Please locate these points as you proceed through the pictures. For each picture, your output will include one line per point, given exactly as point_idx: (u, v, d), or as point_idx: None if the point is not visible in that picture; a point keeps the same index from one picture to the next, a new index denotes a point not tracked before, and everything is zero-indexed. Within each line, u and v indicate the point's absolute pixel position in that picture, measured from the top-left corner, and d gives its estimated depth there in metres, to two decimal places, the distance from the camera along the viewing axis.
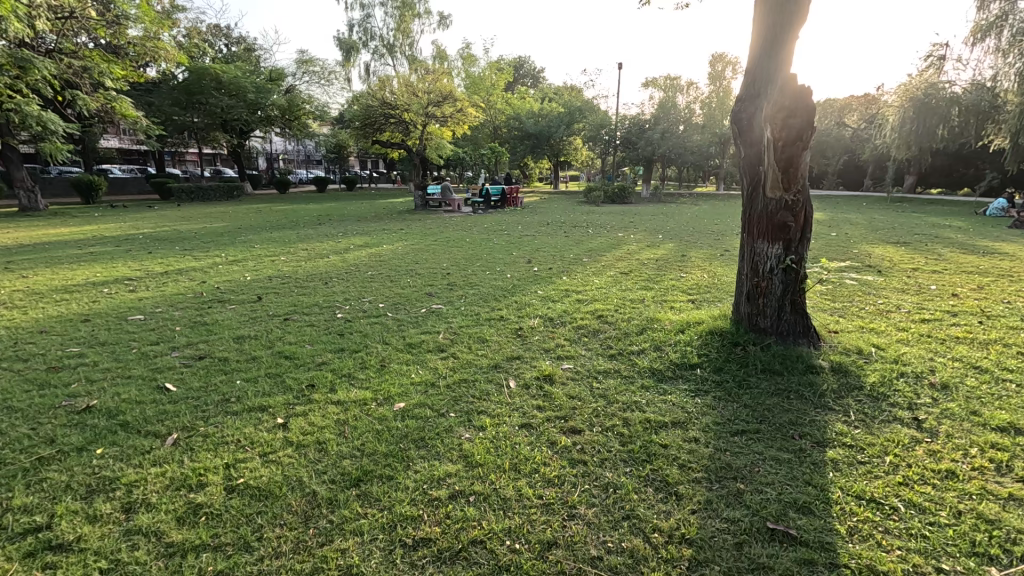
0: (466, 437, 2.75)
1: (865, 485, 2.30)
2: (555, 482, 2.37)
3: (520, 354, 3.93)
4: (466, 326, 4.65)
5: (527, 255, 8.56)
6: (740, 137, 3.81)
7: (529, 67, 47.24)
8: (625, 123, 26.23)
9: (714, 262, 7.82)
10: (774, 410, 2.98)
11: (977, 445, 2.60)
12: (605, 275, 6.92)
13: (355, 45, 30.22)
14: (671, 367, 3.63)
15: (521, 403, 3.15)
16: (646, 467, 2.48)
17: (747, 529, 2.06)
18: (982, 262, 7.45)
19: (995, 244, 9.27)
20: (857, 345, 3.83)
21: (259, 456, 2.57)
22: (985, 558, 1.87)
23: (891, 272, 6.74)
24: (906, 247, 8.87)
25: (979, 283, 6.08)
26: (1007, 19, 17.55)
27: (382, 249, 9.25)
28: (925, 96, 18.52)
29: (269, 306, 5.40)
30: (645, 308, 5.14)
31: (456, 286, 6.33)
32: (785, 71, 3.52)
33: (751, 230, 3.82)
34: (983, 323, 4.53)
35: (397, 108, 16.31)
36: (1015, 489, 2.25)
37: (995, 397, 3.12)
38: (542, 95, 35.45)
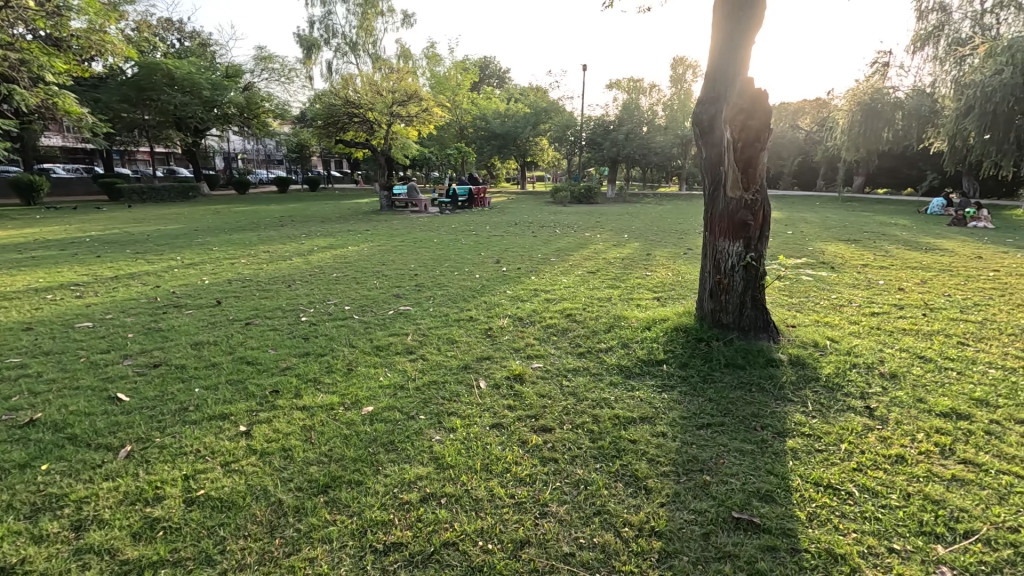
0: (436, 439, 2.73)
1: (822, 472, 2.40)
2: (525, 481, 2.37)
3: (490, 354, 3.93)
4: (434, 327, 4.63)
5: (495, 255, 8.57)
6: (701, 138, 3.91)
7: (494, 67, 47.25)
8: (590, 124, 26.56)
9: (678, 261, 8.01)
10: (737, 403, 3.07)
11: (923, 430, 2.75)
12: (572, 274, 6.99)
13: (316, 42, 29.55)
14: (638, 363, 3.70)
15: (492, 402, 3.15)
16: (615, 462, 2.51)
17: (713, 519, 2.11)
18: (925, 258, 7.90)
19: (936, 241, 9.83)
20: (813, 339, 3.99)
21: (220, 466, 2.48)
22: (932, 536, 1.99)
23: (843, 268, 7.07)
24: (856, 245, 9.32)
25: (922, 278, 6.44)
26: (944, 30, 18.71)
27: (348, 250, 9.10)
28: (872, 100, 19.44)
29: (229, 310, 5.22)
30: (612, 307, 5.21)
31: (424, 287, 6.28)
32: (743, 73, 3.63)
33: (712, 229, 3.92)
34: (926, 316, 4.80)
35: (361, 107, 16.03)
36: (957, 470, 2.40)
37: (938, 384, 3.32)
38: (508, 95, 35.50)
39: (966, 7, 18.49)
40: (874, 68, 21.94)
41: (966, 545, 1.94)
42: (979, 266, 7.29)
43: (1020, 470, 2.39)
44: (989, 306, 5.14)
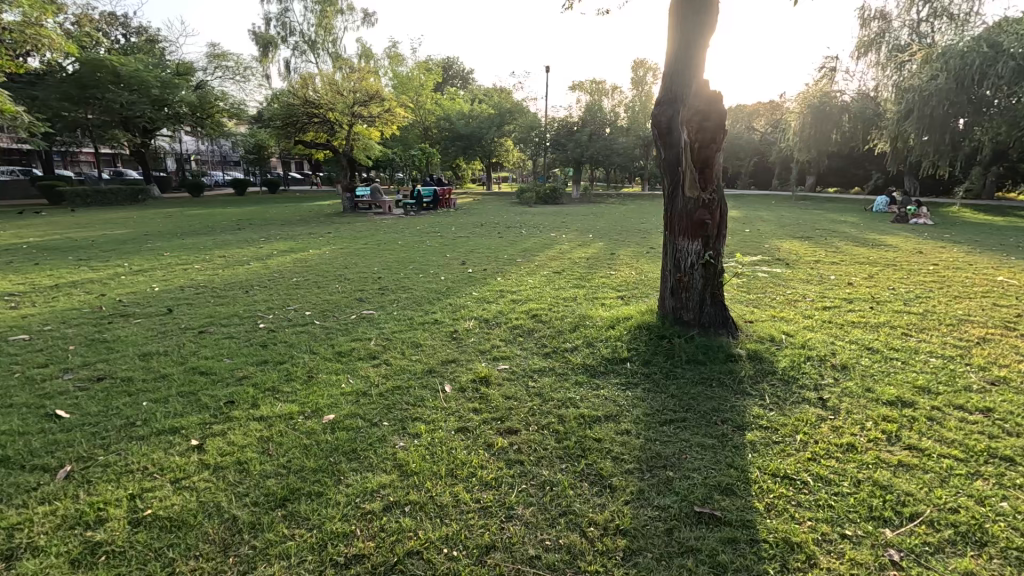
0: (400, 446, 2.67)
1: (779, 463, 2.47)
2: (492, 485, 2.35)
3: (455, 357, 3.89)
4: (399, 331, 4.55)
5: (460, 257, 8.52)
6: (660, 139, 3.97)
7: (457, 68, 47.03)
8: (554, 125, 26.76)
9: (641, 260, 8.15)
10: (699, 399, 3.14)
11: (871, 418, 2.88)
12: (538, 274, 7.01)
13: (273, 40, 28.71)
14: (602, 362, 3.74)
15: (457, 406, 3.11)
16: (581, 462, 2.52)
17: (676, 514, 2.14)
18: (872, 254, 8.30)
19: (882, 237, 10.34)
20: (769, 334, 4.12)
21: (171, 483, 2.36)
22: (881, 521, 2.08)
23: (797, 265, 7.33)
24: (810, 242, 9.69)
25: (870, 273, 6.75)
26: (885, 37, 19.74)
27: (309, 254, 8.86)
28: (821, 104, 20.35)
29: (181, 318, 4.98)
30: (578, 306, 5.25)
31: (388, 290, 6.17)
32: (699, 77, 3.71)
33: (672, 228, 3.99)
34: (874, 309, 5.04)
35: (321, 107, 15.66)
36: (903, 456, 2.52)
37: (885, 373, 3.48)
38: (472, 96, 35.39)
39: (905, 15, 19.57)
40: (822, 72, 22.93)
41: (911, 528, 2.03)
42: (921, 260, 7.70)
43: (960, 453, 2.53)
44: (929, 298, 5.44)
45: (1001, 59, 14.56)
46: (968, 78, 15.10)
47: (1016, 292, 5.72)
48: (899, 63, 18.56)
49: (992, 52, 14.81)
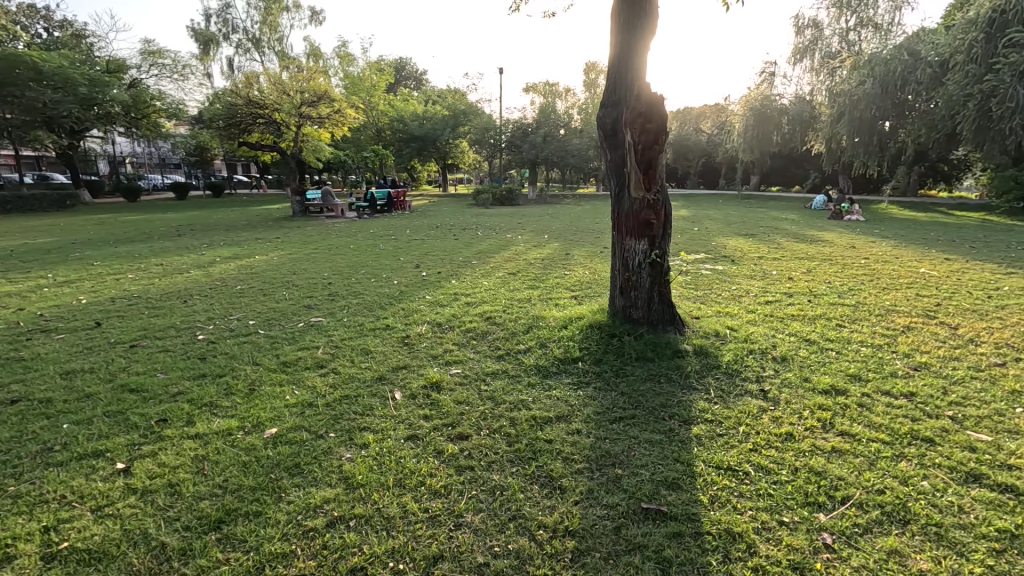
0: (347, 457, 2.59)
1: (722, 455, 2.55)
2: (441, 493, 2.31)
3: (407, 363, 3.82)
4: (348, 338, 4.42)
5: (415, 260, 8.40)
6: (606, 140, 4.03)
7: (411, 69, 46.43)
8: (509, 127, 26.84)
9: (595, 259, 8.27)
10: (647, 395, 3.20)
11: (808, 408, 3.01)
12: (493, 276, 7.00)
13: (214, 37, 27.46)
14: (555, 362, 3.75)
15: (408, 414, 3.04)
16: (532, 464, 2.52)
17: (624, 512, 2.16)
18: (810, 249, 8.74)
19: (819, 233, 10.93)
20: (715, 329, 4.26)
21: (92, 512, 2.19)
22: (816, 506, 2.17)
23: (742, 261, 7.61)
24: (753, 239, 10.12)
25: (808, 268, 7.11)
26: (817, 44, 20.89)
27: (255, 260, 8.50)
28: (762, 106, 21.30)
29: (110, 332, 4.66)
30: (532, 307, 5.27)
31: (339, 296, 5.99)
32: (641, 80, 3.80)
33: (620, 228, 4.06)
34: (811, 302, 5.30)
35: (266, 107, 15.08)
36: (836, 442, 2.65)
37: (821, 363, 3.66)
38: (426, 97, 35.02)
39: (835, 24, 20.68)
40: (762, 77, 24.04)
41: (842, 511, 2.13)
42: (854, 255, 8.17)
43: (886, 437, 2.68)
44: (860, 291, 5.77)
45: (919, 67, 15.70)
46: (892, 84, 16.21)
47: (936, 282, 6.17)
48: (831, 68, 19.86)
49: (913, 59, 15.93)
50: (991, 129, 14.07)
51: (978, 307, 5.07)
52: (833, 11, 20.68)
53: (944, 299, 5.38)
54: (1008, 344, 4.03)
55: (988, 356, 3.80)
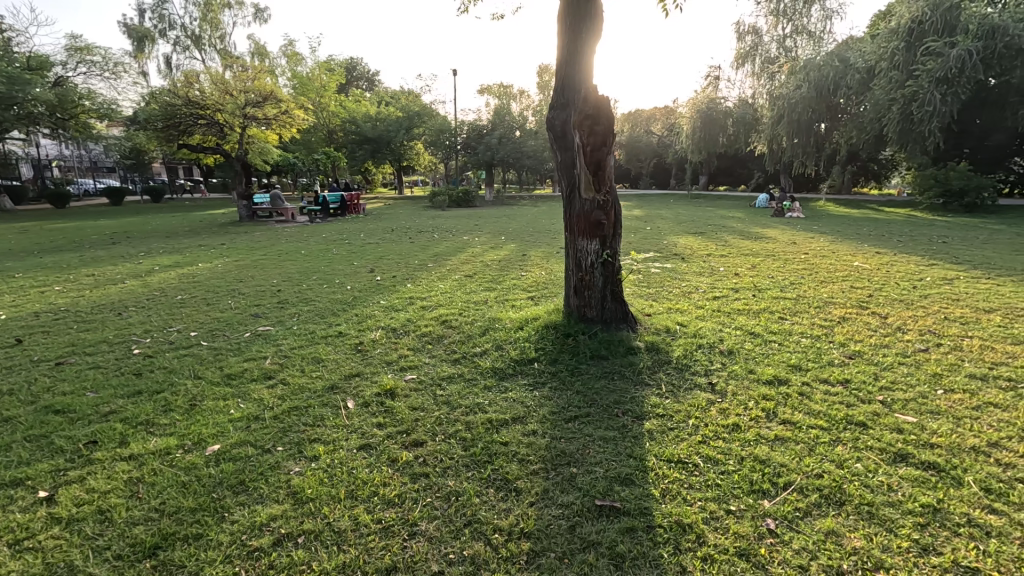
0: (296, 471, 2.49)
1: (673, 449, 2.61)
2: (394, 502, 2.26)
3: (360, 371, 3.72)
4: (297, 347, 4.27)
5: (370, 264, 8.23)
6: (555, 142, 4.07)
7: (362, 69, 45.44)
8: (464, 128, 26.71)
9: (551, 260, 8.35)
10: (602, 392, 3.25)
11: (753, 398, 3.14)
12: (449, 279, 6.94)
13: (149, 33, 25.98)
14: (511, 364, 3.75)
15: (360, 422, 2.96)
16: (487, 467, 2.50)
17: (580, 510, 2.18)
18: (755, 246, 9.12)
19: (763, 231, 11.45)
20: (665, 325, 4.38)
21: (9, 546, 2.02)
22: (760, 493, 2.26)
23: (692, 259, 7.84)
24: (702, 237, 10.48)
25: (753, 264, 7.43)
26: (757, 50, 21.93)
27: (197, 268, 8.11)
28: (708, 109, 22.10)
29: (33, 350, 4.31)
30: (488, 309, 5.26)
31: (288, 303, 5.78)
32: (588, 82, 3.85)
33: (572, 229, 4.10)
34: (755, 296, 5.53)
35: (207, 108, 14.39)
36: (779, 430, 2.77)
37: (764, 355, 3.82)
38: (378, 98, 34.36)
39: (773, 32, 21.64)
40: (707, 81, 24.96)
41: (785, 496, 2.23)
42: (794, 251, 8.59)
43: (824, 423, 2.83)
44: (801, 284, 6.07)
45: (849, 73, 16.78)
46: (825, 89, 17.24)
47: (868, 275, 6.57)
48: (770, 74, 20.95)
49: (843, 65, 16.99)
50: (912, 131, 15.20)
51: (904, 297, 5.43)
52: (770, 18, 21.68)
53: (875, 290, 5.74)
54: (930, 331, 4.34)
55: (913, 342, 4.08)
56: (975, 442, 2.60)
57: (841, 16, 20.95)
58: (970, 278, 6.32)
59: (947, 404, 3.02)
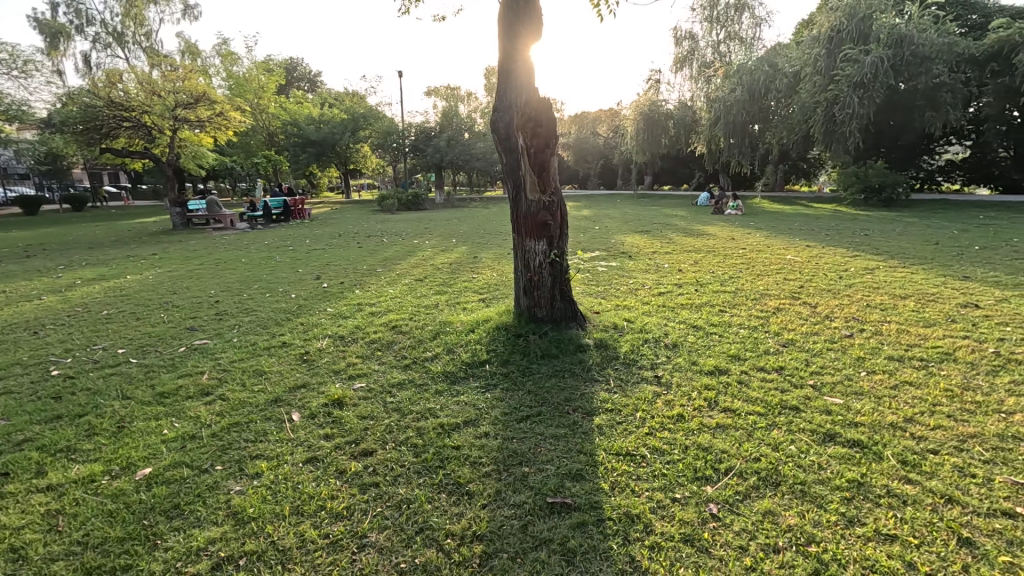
0: (237, 490, 2.38)
1: (621, 442, 2.68)
2: (343, 515, 2.19)
3: (306, 382, 3.58)
4: (238, 359, 4.08)
5: (315, 271, 7.97)
6: (499, 144, 4.06)
7: (303, 69, 43.94)
8: (411, 131, 26.35)
9: (502, 261, 8.39)
10: (552, 391, 3.29)
11: (695, 389, 3.27)
12: (399, 284, 6.84)
13: (64, 29, 24.07)
14: (462, 367, 3.73)
15: (306, 435, 2.86)
16: (439, 472, 2.48)
17: (531, 509, 2.20)
18: (696, 243, 9.51)
19: (704, 227, 11.96)
20: (613, 322, 4.49)
21: None
22: (703, 479, 2.36)
23: (638, 257, 8.08)
24: (648, 235, 10.82)
25: (695, 260, 7.73)
26: (694, 55, 22.87)
27: (125, 280, 7.58)
28: (650, 111, 22.88)
29: None
30: (439, 313, 5.22)
31: (227, 315, 5.50)
32: (528, 85, 3.90)
33: (518, 230, 4.12)
34: (697, 291, 5.77)
35: (133, 110, 13.49)
36: (720, 418, 2.89)
37: (706, 346, 4.00)
38: (321, 99, 33.36)
39: (708, 37, 22.57)
40: (649, 84, 25.79)
41: (726, 481, 2.33)
42: (733, 246, 9.02)
43: (760, 409, 2.98)
44: (739, 278, 6.38)
45: (778, 77, 17.82)
46: (757, 92, 18.22)
47: (799, 267, 7.00)
48: (707, 78, 21.93)
49: (772, 70, 18.03)
50: (835, 132, 16.27)
51: (831, 287, 5.81)
52: (704, 24, 22.57)
53: (806, 281, 6.11)
54: (855, 317, 4.68)
55: (840, 329, 4.37)
56: (893, 418, 2.82)
57: (769, 23, 22.13)
58: (889, 267, 6.83)
59: (869, 384, 3.26)
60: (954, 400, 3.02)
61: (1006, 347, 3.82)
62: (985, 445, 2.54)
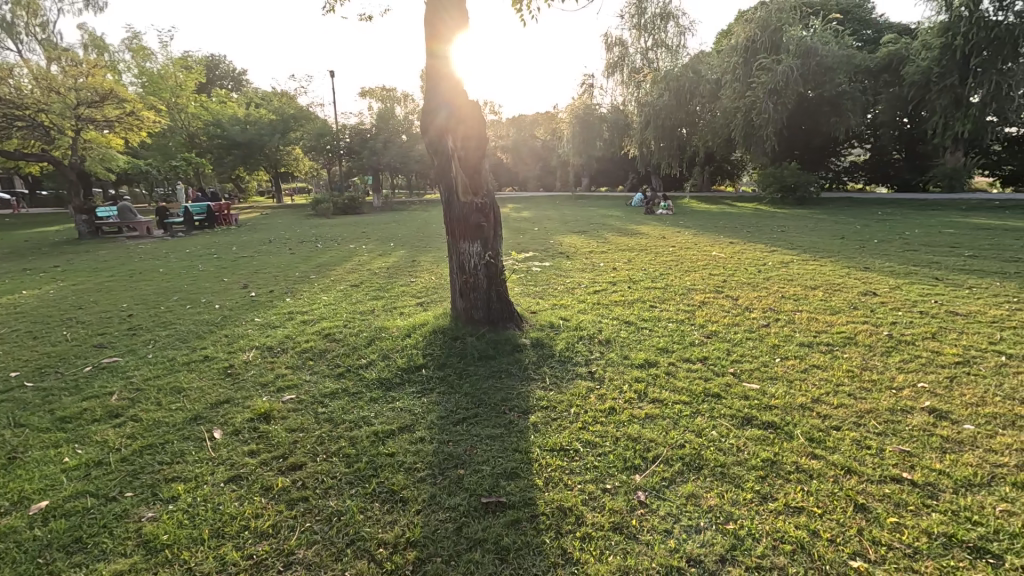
0: (149, 517, 2.21)
1: (556, 438, 2.73)
2: (268, 534, 2.09)
3: (229, 397, 3.38)
4: (154, 377, 3.79)
5: (242, 279, 7.57)
6: (429, 146, 4.03)
7: (225, 67, 41.59)
8: (345, 132, 25.59)
9: (441, 264, 8.33)
10: (490, 392, 3.30)
11: (626, 382, 3.39)
12: (333, 290, 6.63)
13: None
14: (398, 373, 3.67)
15: (229, 453, 2.70)
16: (372, 482, 2.42)
17: (465, 511, 2.20)
18: (630, 241, 9.86)
19: (638, 227, 12.45)
20: (549, 321, 4.57)
21: None
22: (632, 468, 2.45)
23: (575, 256, 8.27)
24: (585, 235, 11.10)
25: (629, 258, 8.02)
26: (624, 61, 23.69)
27: (19, 296, 6.84)
28: (584, 114, 23.54)
29: None
30: (375, 319, 5.10)
31: (141, 330, 5.09)
32: (454, 86, 3.90)
33: (452, 233, 4.11)
34: (630, 288, 5.99)
35: (27, 108, 12.22)
36: (649, 409, 3.01)
37: (637, 340, 4.17)
38: (247, 98, 31.69)
39: (637, 44, 23.42)
40: (583, 88, 26.46)
41: (653, 469, 2.44)
42: (665, 244, 9.41)
43: (686, 398, 3.13)
44: (668, 275, 6.67)
45: (701, 83, 18.86)
46: (683, 97, 19.16)
47: (723, 262, 7.44)
48: (637, 83, 22.79)
49: (696, 76, 19.03)
50: (754, 135, 17.40)
51: (751, 281, 6.21)
52: (633, 32, 23.34)
53: (728, 276, 6.49)
54: (771, 308, 5.02)
55: (758, 319, 4.68)
56: (803, 400, 3.05)
57: (692, 32, 23.27)
58: (802, 261, 7.38)
59: (783, 369, 3.52)
60: (854, 379, 3.32)
61: (898, 329, 4.24)
62: (880, 419, 2.80)
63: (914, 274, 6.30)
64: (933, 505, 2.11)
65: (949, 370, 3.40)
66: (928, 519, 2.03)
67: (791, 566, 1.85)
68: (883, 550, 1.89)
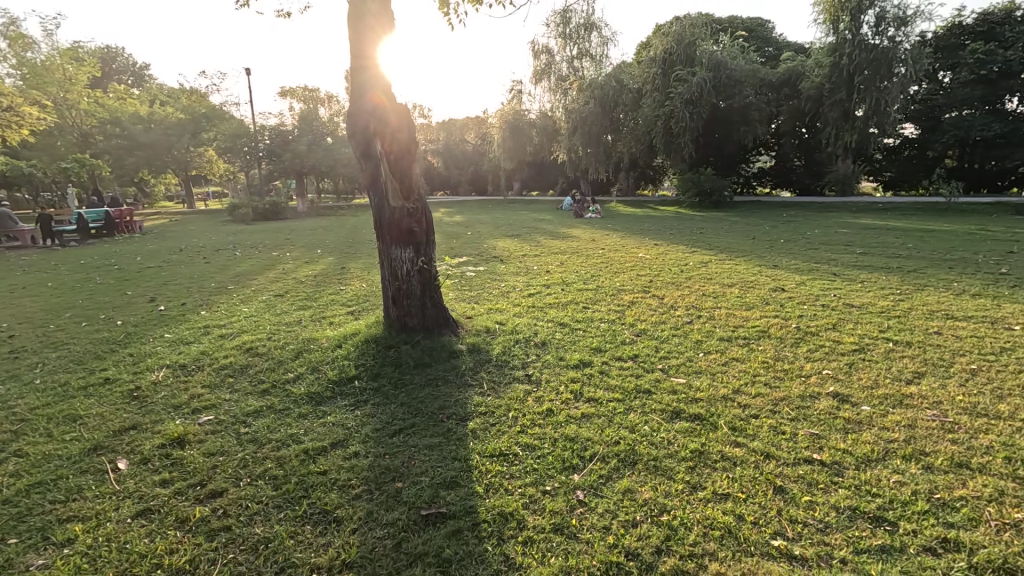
0: (39, 565, 1.96)
1: (495, 443, 2.72)
2: (184, 571, 1.92)
3: (136, 423, 3.08)
4: (42, 405, 3.37)
5: (149, 292, 6.93)
6: (358, 149, 3.90)
7: (124, 61, 38.17)
8: (264, 134, 24.26)
9: (372, 271, 8.09)
10: (426, 401, 3.23)
11: (563, 383, 3.45)
12: (255, 300, 6.25)
13: None
14: (328, 386, 3.50)
15: (136, 485, 2.44)
16: (302, 503, 2.28)
17: (404, 525, 2.13)
18: (561, 244, 10.10)
19: (568, 230, 12.78)
20: (485, 326, 4.56)
21: None
22: (570, 468, 2.49)
23: (509, 260, 8.34)
24: (518, 239, 11.23)
25: (562, 261, 8.20)
26: (551, 68, 24.26)
27: None
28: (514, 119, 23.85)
29: None
30: (302, 330, 4.84)
31: (26, 352, 4.52)
32: (380, 87, 3.79)
33: (384, 238, 4.00)
34: (564, 290, 6.10)
35: None
36: (585, 409, 3.08)
37: (571, 342, 4.25)
38: (151, 95, 29.23)
39: (563, 52, 24.06)
40: (512, 94, 26.81)
41: (591, 467, 2.49)
42: (594, 246, 9.71)
43: (619, 395, 3.24)
44: (599, 276, 6.87)
45: (624, 92, 19.74)
46: (607, 105, 19.93)
47: (649, 263, 7.80)
48: (564, 90, 23.43)
49: (619, 85, 19.89)
50: (673, 142, 18.45)
51: (674, 280, 6.54)
52: (558, 41, 23.94)
53: (654, 276, 6.80)
54: (694, 305, 5.32)
55: (682, 316, 4.95)
56: (724, 392, 3.25)
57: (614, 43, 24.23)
58: (719, 260, 7.87)
59: (706, 363, 3.73)
60: (768, 369, 3.59)
61: (804, 322, 4.64)
62: (791, 405, 3.04)
63: (816, 271, 6.92)
64: (839, 481, 2.31)
65: (847, 357, 3.77)
66: (835, 495, 2.22)
67: (721, 550, 1.96)
68: (800, 527, 2.04)
